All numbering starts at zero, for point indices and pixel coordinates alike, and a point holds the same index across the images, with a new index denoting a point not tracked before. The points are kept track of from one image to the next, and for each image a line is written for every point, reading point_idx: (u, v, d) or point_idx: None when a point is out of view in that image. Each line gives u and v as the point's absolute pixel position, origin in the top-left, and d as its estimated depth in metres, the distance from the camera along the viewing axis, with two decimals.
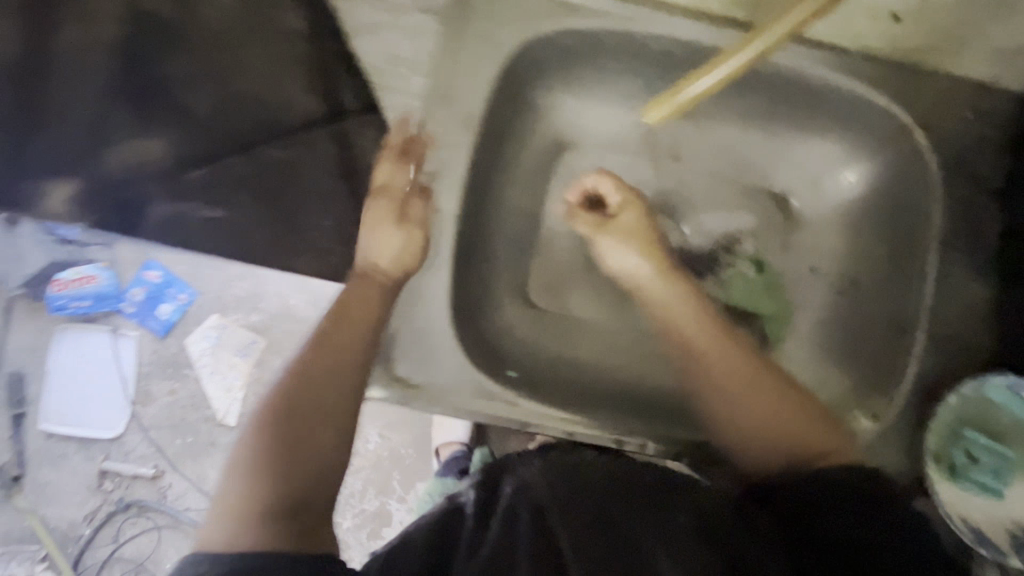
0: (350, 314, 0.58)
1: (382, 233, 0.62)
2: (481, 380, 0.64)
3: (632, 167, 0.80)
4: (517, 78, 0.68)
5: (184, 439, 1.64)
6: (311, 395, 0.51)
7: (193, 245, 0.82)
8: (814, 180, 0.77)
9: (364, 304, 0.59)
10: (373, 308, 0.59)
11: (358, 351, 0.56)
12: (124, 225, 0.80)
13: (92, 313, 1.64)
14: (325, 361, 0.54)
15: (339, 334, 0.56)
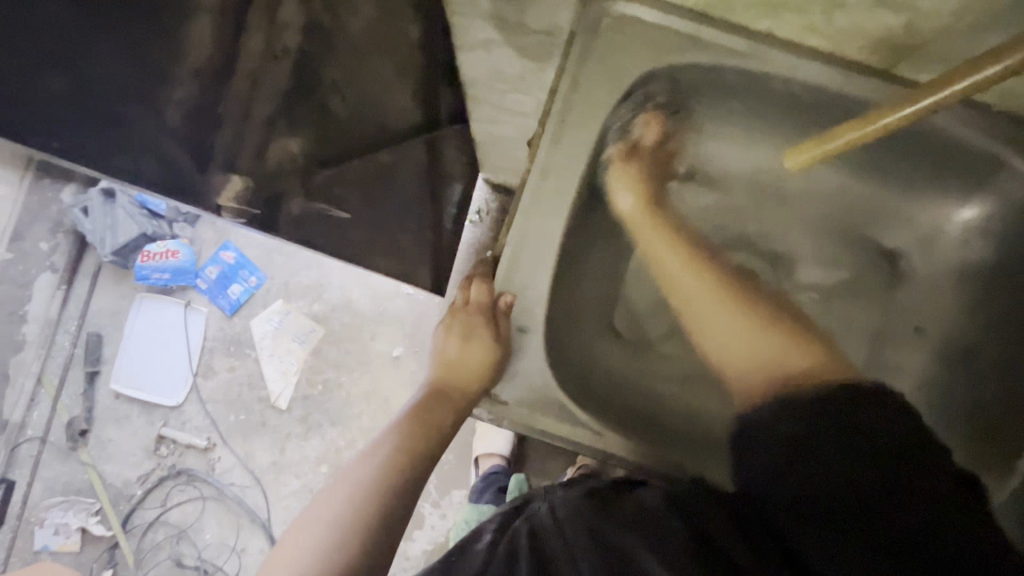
0: (439, 396, 0.67)
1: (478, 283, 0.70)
2: (567, 403, 0.66)
3: (731, 206, 0.78)
4: (634, 106, 0.68)
5: (237, 416, 1.70)
6: (397, 463, 0.61)
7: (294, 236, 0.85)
8: (930, 241, 0.74)
9: (449, 380, 0.66)
10: (460, 384, 0.66)
11: (434, 436, 0.65)
12: None
13: (170, 285, 1.73)
14: (414, 436, 0.63)
15: (423, 418, 0.65)
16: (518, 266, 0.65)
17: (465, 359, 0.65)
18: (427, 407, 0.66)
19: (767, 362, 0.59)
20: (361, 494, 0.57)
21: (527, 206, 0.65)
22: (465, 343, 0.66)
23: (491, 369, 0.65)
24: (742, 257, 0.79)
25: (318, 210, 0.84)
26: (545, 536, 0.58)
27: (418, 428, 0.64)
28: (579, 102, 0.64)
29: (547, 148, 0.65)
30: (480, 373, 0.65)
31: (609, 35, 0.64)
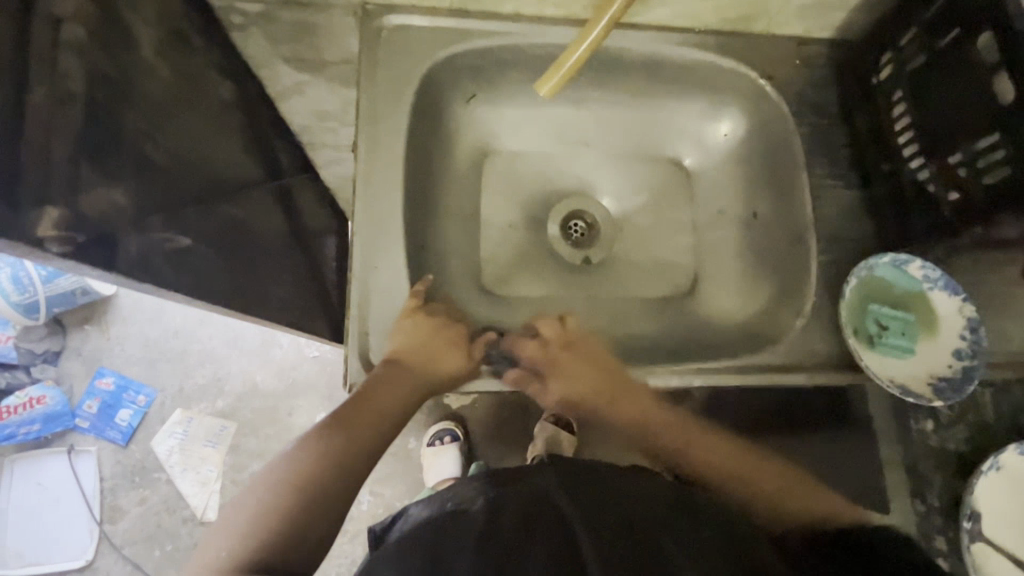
0: (378, 388, 0.66)
1: (419, 330, 0.69)
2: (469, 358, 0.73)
3: (549, 160, 0.91)
4: (433, 97, 0.80)
5: (163, 548, 1.53)
6: (324, 482, 0.59)
7: None
8: (699, 138, 0.90)
9: (418, 362, 0.68)
10: (429, 373, 0.68)
11: (385, 422, 0.65)
12: None
13: (44, 436, 1.56)
14: (346, 438, 0.63)
15: (375, 402, 0.65)
16: (370, 242, 0.72)
17: (411, 344, 0.68)
18: (362, 402, 0.65)
19: (758, 487, 0.71)
20: (276, 495, 0.57)
21: (363, 198, 0.72)
22: (412, 329, 0.69)
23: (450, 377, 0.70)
24: (570, 201, 0.92)
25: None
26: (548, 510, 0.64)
27: (350, 425, 0.64)
28: (382, 102, 0.75)
29: (367, 146, 0.73)
30: (428, 357, 0.68)
31: (390, 46, 0.76)
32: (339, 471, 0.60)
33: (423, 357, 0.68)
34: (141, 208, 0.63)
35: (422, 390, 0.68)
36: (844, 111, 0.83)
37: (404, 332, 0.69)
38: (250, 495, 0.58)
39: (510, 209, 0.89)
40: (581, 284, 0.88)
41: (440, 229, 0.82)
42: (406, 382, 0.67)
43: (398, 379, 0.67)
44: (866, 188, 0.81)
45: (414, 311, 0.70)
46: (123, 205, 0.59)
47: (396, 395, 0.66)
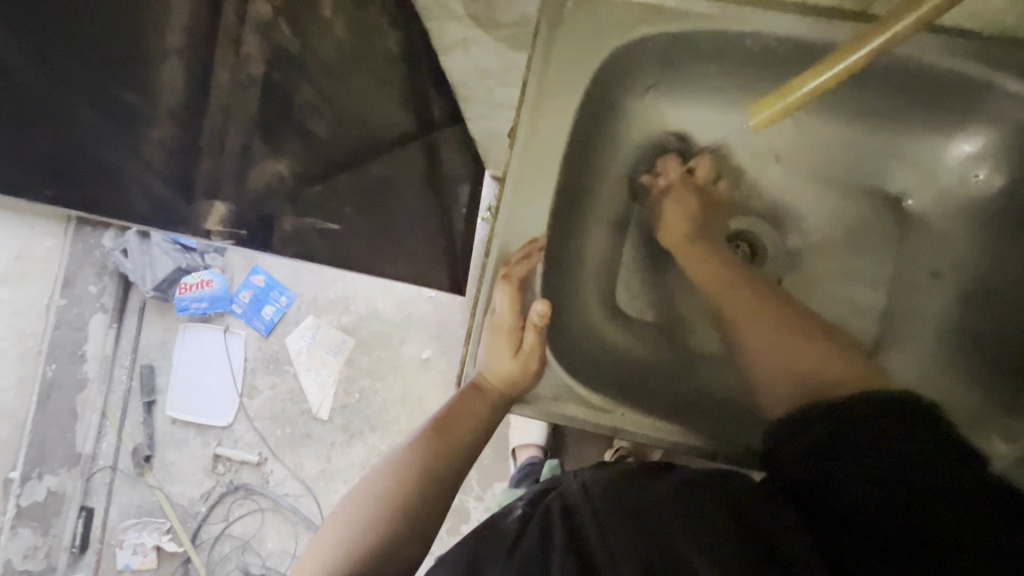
0: (461, 407, 0.62)
1: (499, 326, 0.63)
2: (588, 386, 0.66)
3: (725, 168, 0.77)
4: (611, 82, 0.68)
5: (284, 430, 1.78)
6: (414, 497, 0.57)
7: (321, 243, 0.86)
8: (936, 177, 0.71)
9: (498, 370, 0.62)
10: (506, 375, 0.62)
11: (476, 432, 0.62)
12: (270, 223, 0.84)
13: (208, 313, 1.83)
14: (434, 450, 0.59)
15: (466, 412, 0.62)
16: (515, 245, 0.65)
17: (500, 362, 0.62)
18: (447, 421, 0.61)
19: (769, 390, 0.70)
20: (369, 509, 0.56)
21: (511, 196, 0.65)
22: (503, 349, 0.62)
23: (527, 371, 0.62)
24: (739, 219, 0.78)
25: (309, 224, 0.86)
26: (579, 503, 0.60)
27: (444, 437, 0.60)
28: (553, 83, 0.65)
29: (526, 133, 0.65)
30: (515, 384, 0.62)
31: (574, 17, 0.65)
32: (423, 499, 0.57)
33: (506, 368, 0.62)
34: (301, 176, 0.84)
35: (506, 406, 0.63)
36: None
37: (494, 350, 0.63)
38: (346, 507, 0.57)
39: (662, 218, 0.78)
40: (729, 322, 0.76)
41: (584, 231, 0.73)
42: (492, 397, 0.62)
43: (486, 395, 0.62)
44: None
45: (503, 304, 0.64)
46: (285, 175, 0.84)
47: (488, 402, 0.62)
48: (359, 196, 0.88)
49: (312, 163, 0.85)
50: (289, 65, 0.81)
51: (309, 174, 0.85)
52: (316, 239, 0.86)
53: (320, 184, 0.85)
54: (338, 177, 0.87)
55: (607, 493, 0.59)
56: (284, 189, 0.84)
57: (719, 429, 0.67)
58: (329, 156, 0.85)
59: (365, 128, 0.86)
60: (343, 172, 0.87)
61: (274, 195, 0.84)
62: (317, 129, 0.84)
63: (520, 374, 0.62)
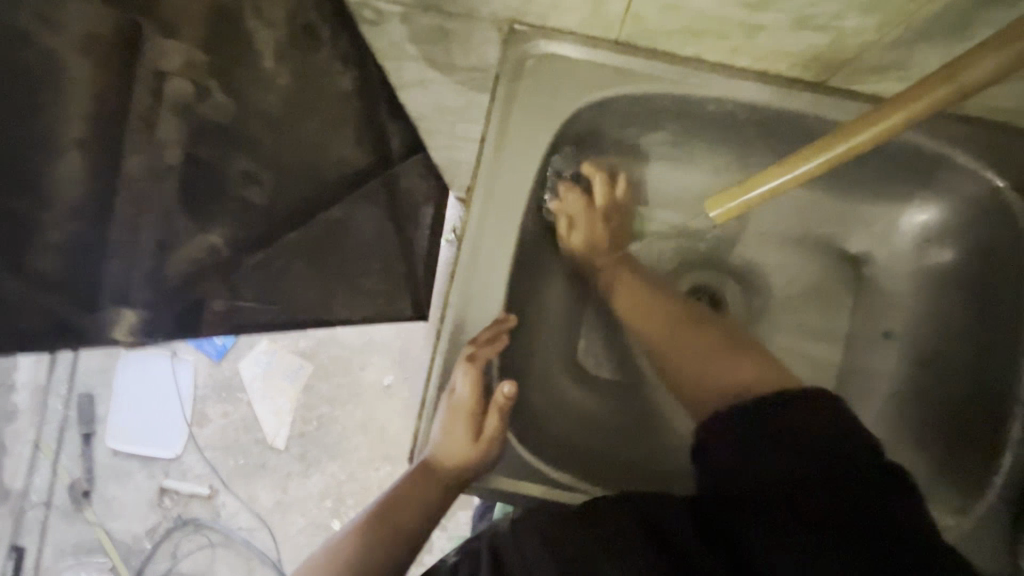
0: (409, 491, 0.58)
1: (458, 407, 0.60)
2: (547, 458, 0.65)
3: (687, 224, 0.76)
4: (574, 141, 0.66)
5: (237, 460, 1.70)
6: None
7: (269, 318, 0.74)
8: (887, 241, 0.72)
9: (455, 454, 0.58)
10: (465, 460, 0.58)
11: (424, 519, 0.58)
12: (197, 311, 0.67)
13: (154, 337, 1.73)
14: (374, 547, 0.54)
15: (415, 498, 0.58)
16: (470, 311, 0.62)
17: (457, 446, 0.58)
18: (392, 506, 0.57)
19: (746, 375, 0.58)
20: None
21: (466, 262, 0.62)
22: (459, 433, 0.58)
23: (485, 456, 0.59)
24: (703, 273, 0.77)
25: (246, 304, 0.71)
26: (507, 550, 0.50)
27: (389, 530, 0.56)
28: (512, 145, 0.62)
29: (483, 197, 0.62)
30: (468, 470, 0.58)
31: (534, 75, 0.62)
32: None
33: (464, 455, 0.58)
34: (237, 248, 0.69)
35: (457, 489, 0.60)
36: None
37: (450, 431, 0.59)
38: None
39: None
40: None
41: (546, 291, 0.71)
42: (445, 481, 0.59)
43: (437, 480, 0.59)
44: None
45: (464, 383, 0.60)
46: (220, 248, 0.68)
47: (439, 487, 0.59)
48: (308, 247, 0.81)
49: (248, 230, 0.70)
50: (218, 134, 0.65)
51: (246, 244, 0.70)
52: (251, 321, 0.72)
53: (259, 253, 0.72)
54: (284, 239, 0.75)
55: (537, 534, 0.50)
56: (218, 265, 0.68)
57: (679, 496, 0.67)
58: (272, 220, 0.73)
59: (314, 177, 0.76)
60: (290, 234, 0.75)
61: (200, 274, 0.67)
62: (256, 198, 0.70)
63: (481, 460, 0.59)
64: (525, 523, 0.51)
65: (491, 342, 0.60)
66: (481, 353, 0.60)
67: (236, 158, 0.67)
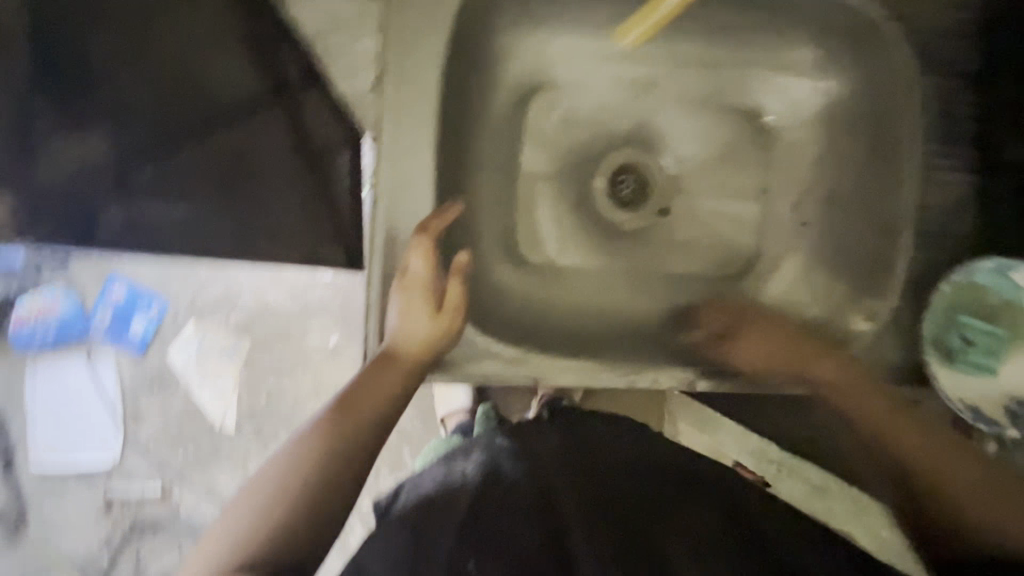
0: (368, 381, 0.57)
1: (410, 290, 0.59)
2: (499, 339, 0.65)
3: (602, 102, 0.77)
4: (476, 16, 0.64)
5: (186, 451, 1.60)
6: (322, 471, 0.52)
7: (171, 229, 0.78)
8: (787, 92, 0.76)
9: (413, 334, 0.58)
10: (423, 340, 0.59)
11: (392, 401, 0.57)
12: (93, 216, 0.77)
13: (61, 340, 1.57)
14: (345, 426, 0.54)
15: (380, 381, 0.57)
16: (400, 201, 0.60)
17: (416, 325, 0.58)
18: (358, 390, 0.57)
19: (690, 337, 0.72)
20: (274, 491, 0.50)
21: (388, 150, 0.59)
22: (421, 309, 0.59)
23: (444, 332, 0.60)
24: (624, 150, 0.79)
25: (144, 207, 0.78)
26: (549, 470, 0.65)
27: (357, 409, 0.55)
28: (411, 22, 0.59)
29: (392, 81, 0.59)
30: (435, 345, 0.59)
31: None
32: (327, 477, 0.51)
33: (423, 332, 0.58)
34: (122, 154, 0.76)
35: (422, 372, 0.59)
36: (978, 69, 0.67)
37: (410, 311, 0.59)
38: (247, 497, 0.51)
39: (550, 159, 0.76)
40: (629, 253, 0.78)
41: (474, 181, 0.70)
42: (407, 363, 0.58)
43: (400, 363, 0.58)
44: (981, 168, 0.68)
45: (415, 266, 0.59)
46: (103, 154, 0.76)
47: (403, 368, 0.58)
48: (216, 173, 0.78)
49: (134, 135, 0.77)
50: (68, 23, 0.75)
51: (132, 150, 0.77)
52: (152, 224, 0.78)
53: (151, 163, 0.77)
54: (181, 151, 0.78)
55: (575, 454, 0.68)
56: (106, 169, 0.76)
57: (632, 355, 0.70)
58: (160, 125, 0.77)
59: (209, 94, 0.77)
60: (190, 151, 0.78)
61: (94, 177, 0.76)
62: (130, 94, 0.76)
63: (442, 337, 0.60)
64: (562, 451, 0.68)
65: (438, 223, 0.59)
66: (426, 236, 0.59)
67: (106, 51, 0.75)
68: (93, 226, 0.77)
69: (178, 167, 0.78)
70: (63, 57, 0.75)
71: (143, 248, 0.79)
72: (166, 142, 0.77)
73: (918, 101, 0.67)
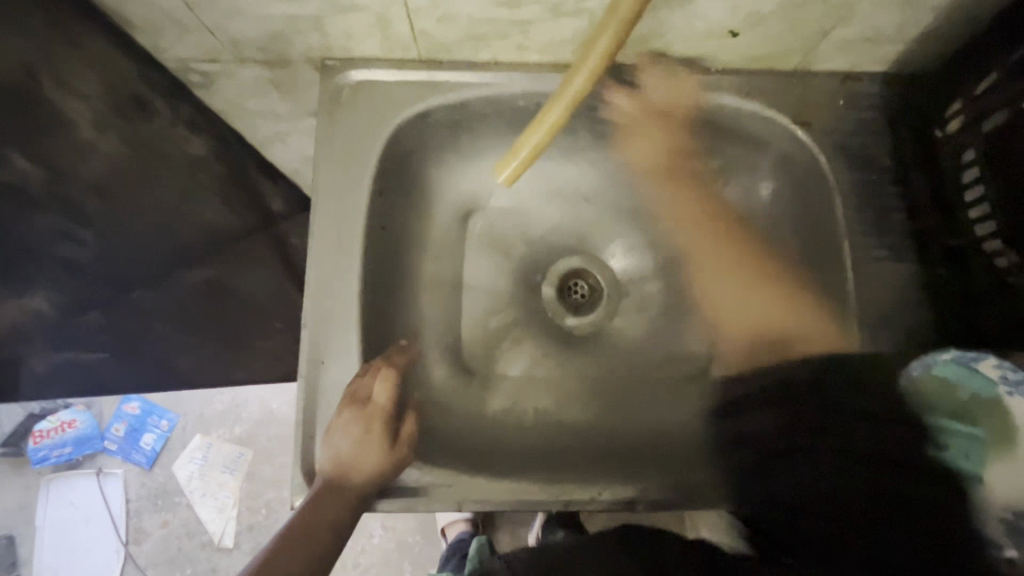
0: (315, 517, 0.54)
1: (369, 424, 0.59)
2: (436, 461, 0.64)
3: (540, 215, 0.80)
4: (405, 154, 0.70)
5: (183, 572, 1.56)
6: None
7: (105, 367, 0.80)
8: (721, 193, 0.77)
9: (359, 466, 0.57)
10: (369, 473, 0.58)
11: (329, 542, 0.54)
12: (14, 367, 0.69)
13: (76, 457, 1.62)
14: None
15: (321, 516, 0.55)
16: (326, 330, 0.63)
17: (369, 455, 0.58)
18: (300, 536, 0.53)
19: (749, 305, 0.72)
20: None
21: (315, 283, 0.63)
22: (375, 442, 0.59)
23: (393, 469, 0.59)
24: (567, 259, 0.81)
25: (72, 353, 0.75)
26: None
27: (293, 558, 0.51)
28: (339, 169, 0.66)
29: (323, 220, 0.65)
30: (383, 475, 0.58)
31: (351, 105, 0.68)
32: None
33: (375, 469, 0.58)
34: (65, 309, 0.71)
35: (360, 511, 0.58)
36: (897, 163, 0.67)
37: (365, 442, 0.58)
38: None
39: (494, 272, 0.79)
40: (578, 358, 0.77)
41: (414, 300, 0.72)
42: (349, 499, 0.57)
43: (341, 498, 0.56)
44: (924, 259, 0.65)
45: (386, 396, 0.60)
46: (44, 311, 0.68)
47: (344, 502, 0.56)
48: (178, 310, 0.84)
49: (87, 289, 0.73)
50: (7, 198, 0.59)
51: (77, 304, 0.72)
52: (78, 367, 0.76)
53: (99, 311, 0.76)
54: (134, 296, 0.80)
55: None
56: (45, 325, 0.69)
57: (576, 469, 0.67)
58: (114, 274, 0.76)
59: (172, 241, 0.83)
60: (139, 294, 0.80)
61: (24, 332, 0.67)
62: (79, 253, 0.70)
63: (392, 472, 0.59)
64: None
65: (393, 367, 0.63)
66: (387, 367, 0.62)
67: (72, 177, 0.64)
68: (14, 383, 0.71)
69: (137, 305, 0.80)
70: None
71: (69, 385, 0.79)
72: (123, 288, 0.78)
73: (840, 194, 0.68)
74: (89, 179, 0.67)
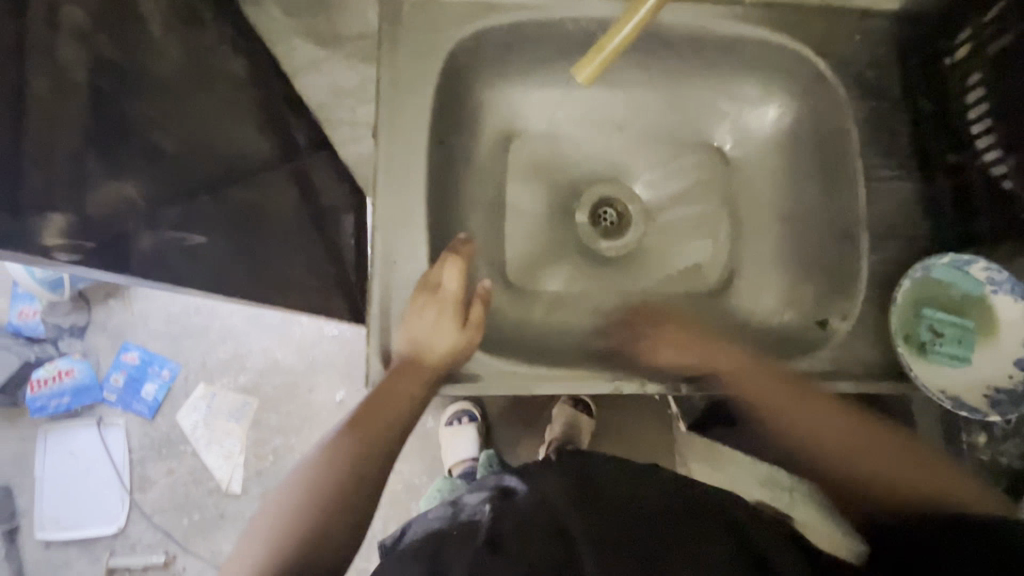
0: (395, 386, 0.62)
1: (441, 310, 0.64)
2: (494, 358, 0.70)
3: (577, 142, 0.85)
4: (459, 74, 0.74)
5: (191, 518, 1.58)
6: (345, 480, 0.57)
7: (184, 273, 0.71)
8: (745, 123, 0.83)
9: (434, 344, 0.63)
10: (445, 351, 0.64)
11: (405, 406, 0.62)
12: (125, 244, 0.63)
13: (74, 407, 1.60)
14: (361, 437, 0.60)
15: (402, 387, 0.62)
16: (393, 235, 0.67)
17: (444, 336, 0.64)
18: (383, 397, 0.61)
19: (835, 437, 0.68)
20: (297, 498, 0.55)
21: (382, 191, 0.67)
22: (447, 325, 0.64)
23: (462, 349, 0.66)
24: (602, 185, 0.86)
25: (172, 238, 0.70)
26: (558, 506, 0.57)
27: (375, 419, 0.61)
28: (401, 83, 0.69)
29: (386, 132, 0.68)
30: (455, 354, 0.65)
31: (409, 22, 0.70)
32: (349, 481, 0.57)
33: (446, 349, 0.64)
34: (156, 199, 0.68)
35: (435, 385, 0.64)
36: (907, 92, 0.76)
37: (438, 325, 0.64)
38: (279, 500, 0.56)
39: (534, 195, 0.83)
40: (612, 275, 0.83)
41: (464, 216, 0.77)
42: (425, 372, 0.63)
43: (419, 371, 0.63)
44: (926, 178, 0.74)
45: (452, 284, 0.65)
46: (136, 199, 0.64)
47: (421, 375, 0.63)
48: (233, 224, 0.81)
49: (167, 182, 0.70)
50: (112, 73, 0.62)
51: (165, 196, 0.69)
52: (171, 253, 0.69)
53: (179, 209, 0.71)
54: (200, 203, 0.75)
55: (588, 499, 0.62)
56: (138, 214, 0.65)
57: (620, 365, 0.73)
58: (190, 176, 0.74)
59: (223, 159, 0.80)
60: (207, 203, 0.76)
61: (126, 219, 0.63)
62: (162, 144, 0.69)
63: (461, 351, 0.66)
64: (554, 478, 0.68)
65: (460, 257, 0.67)
66: (453, 259, 0.66)
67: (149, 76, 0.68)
68: (124, 259, 0.63)
69: (206, 211, 0.76)
70: (101, 90, 0.60)
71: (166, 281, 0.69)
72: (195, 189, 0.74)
73: (855, 120, 0.75)
74: (159, 76, 0.70)
